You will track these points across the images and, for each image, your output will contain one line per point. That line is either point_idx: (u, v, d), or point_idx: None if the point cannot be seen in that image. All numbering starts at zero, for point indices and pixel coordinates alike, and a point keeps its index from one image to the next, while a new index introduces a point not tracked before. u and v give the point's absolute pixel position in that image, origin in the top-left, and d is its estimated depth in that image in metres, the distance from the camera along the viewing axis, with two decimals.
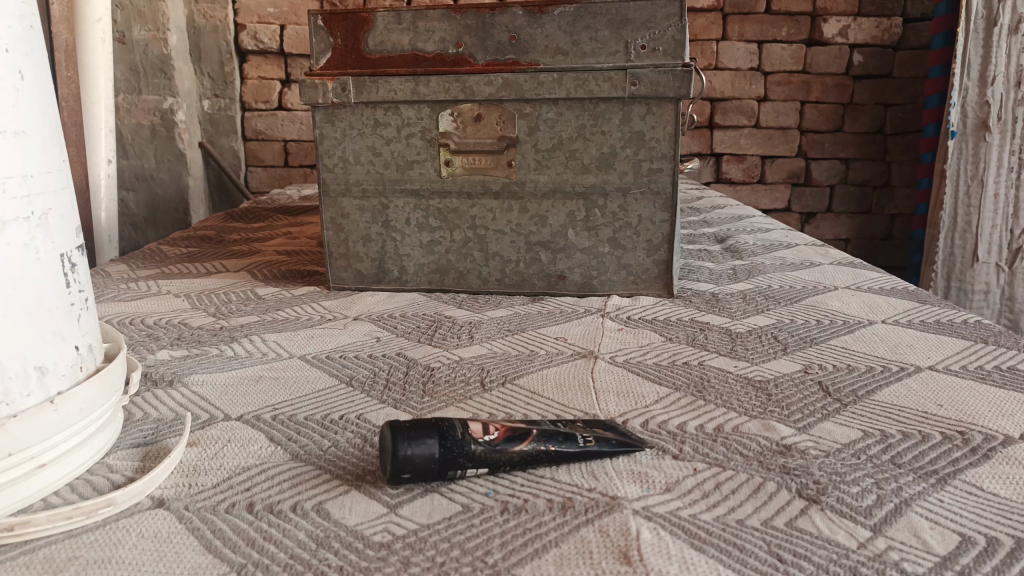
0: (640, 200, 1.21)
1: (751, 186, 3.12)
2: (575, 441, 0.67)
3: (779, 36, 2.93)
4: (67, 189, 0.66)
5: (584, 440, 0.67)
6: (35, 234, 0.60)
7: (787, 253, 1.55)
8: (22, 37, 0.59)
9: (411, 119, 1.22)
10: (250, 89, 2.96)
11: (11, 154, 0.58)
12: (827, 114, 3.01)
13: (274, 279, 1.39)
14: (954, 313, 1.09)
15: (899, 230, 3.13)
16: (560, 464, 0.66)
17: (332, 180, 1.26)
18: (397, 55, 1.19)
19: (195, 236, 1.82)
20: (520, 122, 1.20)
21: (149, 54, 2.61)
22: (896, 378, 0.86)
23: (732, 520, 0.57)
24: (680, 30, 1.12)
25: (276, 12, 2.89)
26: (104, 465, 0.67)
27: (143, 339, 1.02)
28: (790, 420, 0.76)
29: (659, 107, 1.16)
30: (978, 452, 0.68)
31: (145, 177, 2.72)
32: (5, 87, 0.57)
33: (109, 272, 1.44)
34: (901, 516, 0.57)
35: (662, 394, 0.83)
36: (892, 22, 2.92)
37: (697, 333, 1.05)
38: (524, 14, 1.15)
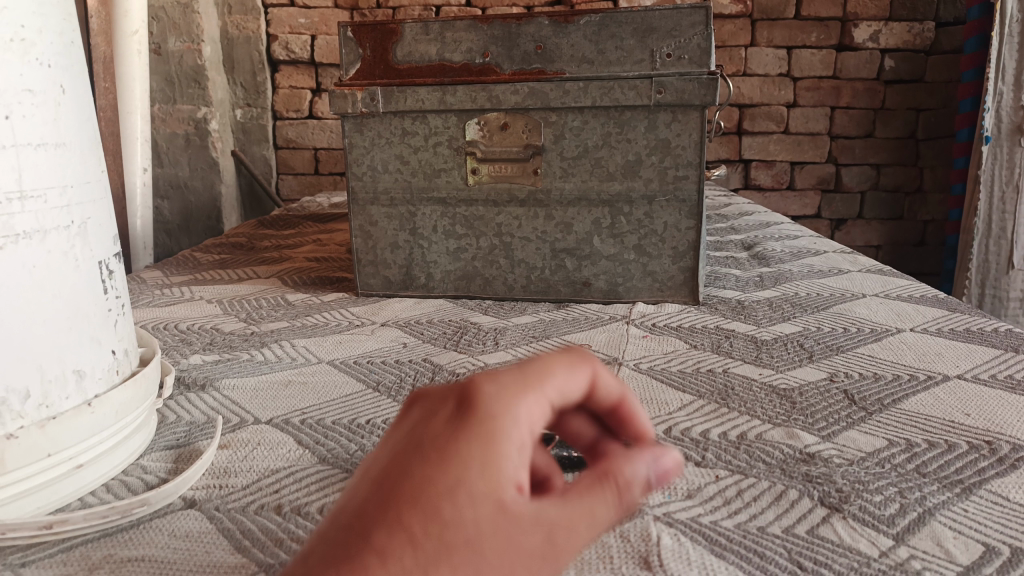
0: (666, 207, 1.21)
1: (780, 192, 3.10)
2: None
3: (809, 41, 2.92)
4: (105, 199, 0.69)
5: None
6: (74, 242, 0.62)
7: (816, 260, 1.53)
8: (63, 52, 0.62)
9: (439, 128, 1.23)
10: (282, 98, 3.01)
11: (51, 165, 0.60)
12: (858, 120, 2.98)
13: (304, 285, 1.41)
14: (985, 321, 1.08)
15: (932, 237, 3.08)
16: None
17: (361, 188, 1.28)
18: (424, 65, 1.21)
19: (228, 243, 1.85)
20: (545, 129, 1.21)
21: (183, 65, 2.67)
22: (923, 387, 0.85)
23: (753, 527, 0.58)
24: (706, 38, 1.13)
25: (307, 22, 2.93)
26: (138, 466, 0.70)
27: (177, 344, 1.05)
28: (814, 428, 0.76)
29: (684, 115, 1.16)
30: (1005, 462, 0.67)
31: (179, 185, 2.78)
32: (47, 100, 0.59)
33: (144, 278, 1.47)
34: (925, 525, 0.57)
35: (685, 401, 0.84)
36: (924, 26, 2.88)
37: (722, 341, 1.05)
38: (550, 23, 1.16)
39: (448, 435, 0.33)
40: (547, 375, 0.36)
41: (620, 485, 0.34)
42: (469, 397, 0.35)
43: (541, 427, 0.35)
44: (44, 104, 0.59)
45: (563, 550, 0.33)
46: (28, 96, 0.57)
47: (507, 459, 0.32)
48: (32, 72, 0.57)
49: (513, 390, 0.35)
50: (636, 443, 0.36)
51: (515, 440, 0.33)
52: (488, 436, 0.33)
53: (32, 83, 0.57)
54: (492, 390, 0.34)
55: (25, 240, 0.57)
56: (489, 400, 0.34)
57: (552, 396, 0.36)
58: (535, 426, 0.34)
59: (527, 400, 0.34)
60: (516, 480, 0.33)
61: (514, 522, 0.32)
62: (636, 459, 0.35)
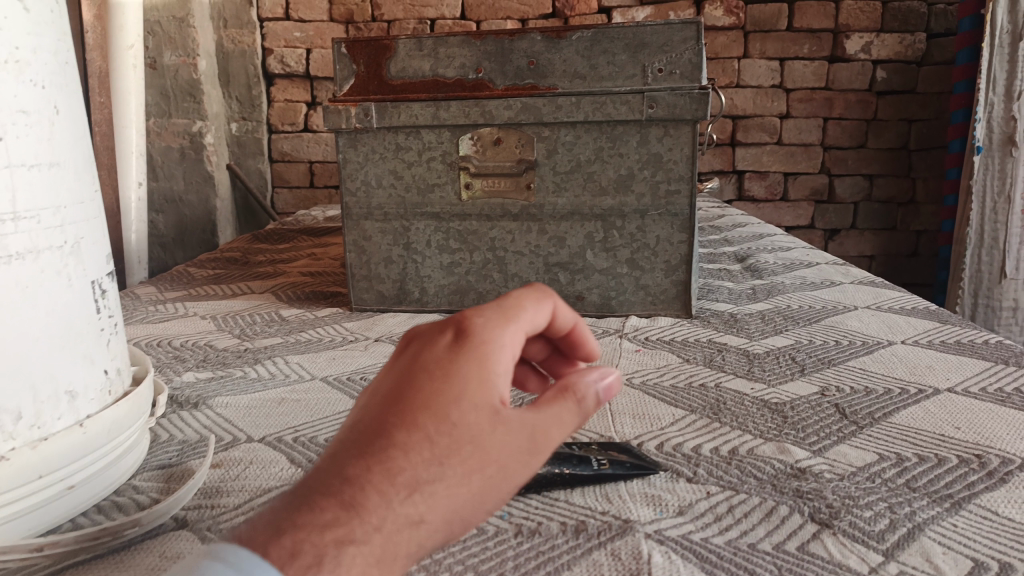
0: (658, 221, 1.21)
1: (773, 203, 3.11)
2: (589, 464, 0.68)
3: (801, 53, 2.94)
4: (99, 218, 0.69)
5: (598, 463, 0.68)
6: (68, 262, 0.63)
7: (809, 272, 1.54)
8: (57, 73, 0.62)
9: (432, 143, 1.24)
10: (277, 112, 3.01)
11: (46, 186, 0.60)
12: (851, 131, 3.00)
13: (298, 300, 1.41)
14: (976, 334, 1.09)
15: (926, 247, 3.09)
16: (574, 487, 0.67)
17: (355, 203, 1.29)
18: (418, 81, 1.22)
19: (223, 257, 1.86)
20: (538, 144, 1.21)
21: (179, 79, 2.68)
22: (914, 400, 0.86)
23: (743, 543, 0.58)
24: (697, 53, 1.14)
25: (302, 36, 2.94)
26: (131, 487, 0.70)
27: (170, 361, 1.05)
28: (805, 443, 0.76)
29: (676, 129, 1.17)
30: (995, 476, 0.68)
31: (175, 199, 2.78)
32: (41, 120, 0.60)
33: (138, 293, 1.48)
34: (914, 541, 0.58)
35: (678, 416, 0.84)
36: (916, 38, 2.90)
37: (714, 354, 1.05)
38: (543, 39, 1.16)
39: (445, 354, 0.39)
40: (521, 312, 0.43)
41: (586, 396, 0.41)
42: (456, 329, 0.41)
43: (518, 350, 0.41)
44: (38, 124, 0.59)
45: (542, 453, 0.39)
46: (22, 117, 0.58)
47: (496, 375, 0.39)
48: (26, 93, 0.58)
49: (494, 325, 0.41)
50: (590, 366, 0.43)
51: (500, 361, 0.40)
52: (480, 354, 0.39)
53: (26, 105, 0.58)
54: (476, 322, 0.41)
55: (19, 260, 0.58)
56: (475, 330, 0.41)
57: (525, 329, 0.43)
58: (514, 352, 0.41)
59: (508, 331, 0.41)
60: (502, 394, 0.39)
61: (504, 428, 0.38)
62: (588, 377, 0.42)
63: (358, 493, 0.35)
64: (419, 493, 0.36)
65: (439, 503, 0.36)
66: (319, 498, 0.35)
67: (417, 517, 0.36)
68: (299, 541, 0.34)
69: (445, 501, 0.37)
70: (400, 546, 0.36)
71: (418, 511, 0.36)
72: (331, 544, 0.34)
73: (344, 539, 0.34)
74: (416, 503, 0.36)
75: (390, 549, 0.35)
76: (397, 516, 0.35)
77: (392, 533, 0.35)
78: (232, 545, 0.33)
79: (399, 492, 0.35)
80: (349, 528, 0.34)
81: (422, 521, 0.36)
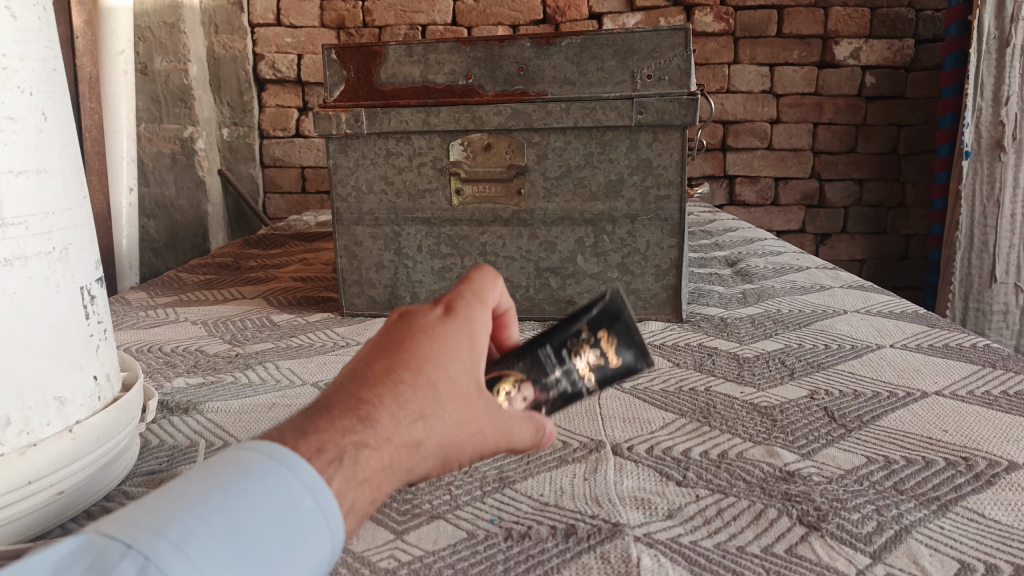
0: (648, 226, 1.22)
1: (764, 208, 3.13)
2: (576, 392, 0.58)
3: (791, 59, 2.96)
4: (87, 226, 0.69)
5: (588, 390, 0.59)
6: (56, 268, 0.62)
7: (798, 276, 1.55)
8: (45, 79, 0.62)
9: (423, 149, 1.25)
10: (268, 117, 3.00)
11: (31, 192, 0.60)
12: (841, 136, 3.02)
13: (288, 305, 1.41)
14: (963, 337, 1.09)
15: (915, 251, 3.11)
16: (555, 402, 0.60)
17: (345, 209, 1.29)
18: (408, 87, 1.22)
19: (214, 263, 1.85)
20: (528, 150, 1.22)
21: (170, 84, 2.68)
22: (902, 404, 0.86)
23: (732, 546, 0.58)
24: (685, 59, 1.15)
25: (294, 42, 2.94)
26: (120, 492, 0.70)
27: (161, 366, 1.05)
28: (794, 446, 0.76)
29: (665, 135, 1.18)
30: (981, 478, 0.68)
31: (166, 205, 2.78)
32: (28, 126, 0.59)
33: (129, 299, 1.47)
34: (901, 543, 0.58)
35: (667, 420, 0.84)
36: (904, 44, 2.92)
37: (704, 358, 1.06)
38: (532, 45, 1.17)
39: (445, 319, 0.48)
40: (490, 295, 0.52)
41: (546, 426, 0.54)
42: (451, 299, 0.50)
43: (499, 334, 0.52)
44: (25, 131, 0.59)
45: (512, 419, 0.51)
46: (9, 124, 0.58)
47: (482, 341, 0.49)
48: (13, 100, 0.58)
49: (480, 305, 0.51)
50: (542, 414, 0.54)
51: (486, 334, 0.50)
52: (474, 325, 0.49)
53: (13, 111, 0.58)
54: (470, 297, 0.51)
55: (6, 266, 0.57)
56: (470, 303, 0.50)
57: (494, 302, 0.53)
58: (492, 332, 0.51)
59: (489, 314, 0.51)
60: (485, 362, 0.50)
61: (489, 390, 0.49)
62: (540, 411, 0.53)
63: (375, 410, 0.44)
64: (419, 424, 0.45)
65: (434, 436, 0.46)
66: (342, 411, 0.43)
67: (417, 441, 0.45)
68: (324, 438, 0.42)
69: (438, 436, 0.46)
70: (397, 463, 0.45)
71: (416, 437, 0.45)
72: (350, 445, 0.42)
73: (362, 443, 0.43)
74: (418, 430, 0.45)
75: (391, 462, 0.44)
76: (403, 437, 0.44)
77: (395, 449, 0.44)
78: (271, 442, 0.42)
79: (407, 417, 0.44)
80: (364, 435, 0.43)
81: (416, 445, 0.45)
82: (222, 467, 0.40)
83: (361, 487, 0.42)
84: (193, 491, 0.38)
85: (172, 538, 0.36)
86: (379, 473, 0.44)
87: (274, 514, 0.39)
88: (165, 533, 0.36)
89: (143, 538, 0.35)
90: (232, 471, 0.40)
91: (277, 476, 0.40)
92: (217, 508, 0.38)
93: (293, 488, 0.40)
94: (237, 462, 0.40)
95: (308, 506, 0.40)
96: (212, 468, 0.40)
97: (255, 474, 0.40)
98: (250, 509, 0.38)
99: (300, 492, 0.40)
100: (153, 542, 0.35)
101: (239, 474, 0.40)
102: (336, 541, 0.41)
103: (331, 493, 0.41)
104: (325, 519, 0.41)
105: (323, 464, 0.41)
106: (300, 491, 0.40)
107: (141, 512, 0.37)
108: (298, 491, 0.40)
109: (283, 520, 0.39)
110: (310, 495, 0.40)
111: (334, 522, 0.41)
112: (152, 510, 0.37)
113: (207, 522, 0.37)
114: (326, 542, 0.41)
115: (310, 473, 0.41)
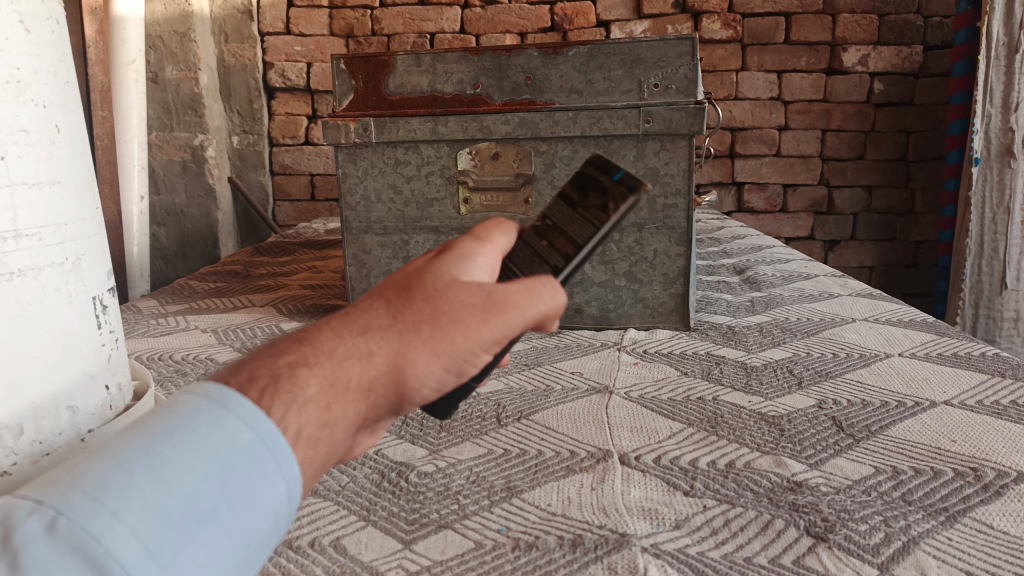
0: (655, 234, 1.22)
1: (773, 215, 3.13)
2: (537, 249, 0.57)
3: (799, 65, 2.95)
4: (99, 236, 0.70)
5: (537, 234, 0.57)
6: (68, 278, 0.63)
7: (806, 283, 1.55)
8: (57, 92, 0.63)
9: (431, 158, 1.25)
10: (277, 124, 3.02)
11: (45, 203, 0.61)
12: (849, 142, 3.01)
13: (298, 313, 1.42)
14: (972, 346, 1.09)
15: (925, 258, 3.10)
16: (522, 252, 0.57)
17: (354, 217, 1.29)
18: (417, 96, 1.23)
19: (223, 271, 1.86)
20: (536, 159, 1.22)
21: (180, 93, 2.70)
22: (910, 414, 0.86)
23: (739, 557, 0.58)
24: (692, 68, 1.15)
25: (303, 50, 2.96)
26: None
27: (171, 375, 1.05)
28: (802, 456, 0.76)
29: (673, 143, 1.18)
30: (990, 489, 0.68)
31: (176, 212, 2.80)
32: (41, 139, 0.60)
33: (139, 307, 1.48)
34: (909, 554, 0.58)
35: (675, 429, 0.84)
36: (912, 50, 2.91)
37: (712, 367, 1.06)
38: (539, 55, 1.18)
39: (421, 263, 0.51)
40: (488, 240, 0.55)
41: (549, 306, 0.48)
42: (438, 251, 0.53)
43: (486, 266, 0.53)
44: (39, 143, 0.60)
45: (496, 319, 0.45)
46: (23, 137, 0.58)
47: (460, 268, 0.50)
48: (27, 113, 0.59)
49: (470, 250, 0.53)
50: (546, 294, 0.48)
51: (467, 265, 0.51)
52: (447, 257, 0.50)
53: (27, 124, 0.59)
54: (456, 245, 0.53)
55: (19, 277, 0.58)
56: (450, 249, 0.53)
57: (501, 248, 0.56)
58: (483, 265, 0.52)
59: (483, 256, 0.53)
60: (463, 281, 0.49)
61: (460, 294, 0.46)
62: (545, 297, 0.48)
63: (319, 333, 0.44)
64: (369, 336, 0.44)
65: (388, 345, 0.44)
66: (287, 346, 0.44)
67: (366, 350, 0.44)
68: (256, 369, 0.42)
69: (392, 344, 0.44)
70: (348, 379, 0.43)
71: (364, 347, 0.44)
72: (285, 367, 0.42)
73: (297, 363, 0.42)
74: (366, 342, 0.44)
75: (336, 378, 0.42)
76: (346, 348, 0.44)
77: (340, 364, 0.43)
78: (212, 383, 0.41)
79: (353, 331, 0.45)
80: (301, 356, 0.43)
81: (370, 358, 0.44)
82: (153, 416, 0.39)
83: (304, 409, 0.41)
84: (117, 442, 0.38)
85: (87, 489, 0.35)
86: (327, 393, 0.42)
87: (207, 453, 0.38)
88: (79, 484, 0.35)
89: (58, 493, 0.35)
90: (162, 417, 0.39)
91: (209, 415, 0.39)
92: (142, 453, 0.37)
93: (225, 424, 0.39)
94: (170, 410, 0.40)
95: (246, 439, 0.39)
96: (145, 418, 0.40)
97: (185, 417, 0.39)
98: (176, 452, 0.37)
99: (233, 426, 0.39)
100: (67, 496, 0.35)
101: (169, 418, 0.39)
102: (287, 478, 0.40)
103: (272, 425, 0.40)
104: (267, 452, 0.40)
105: (257, 395, 0.41)
106: (232, 425, 0.39)
107: (64, 470, 0.37)
108: (233, 426, 0.39)
109: (216, 458, 0.38)
110: (246, 429, 0.39)
111: (279, 451, 0.40)
112: (75, 465, 0.37)
113: (127, 468, 0.36)
114: (274, 477, 0.40)
115: (244, 406, 0.40)
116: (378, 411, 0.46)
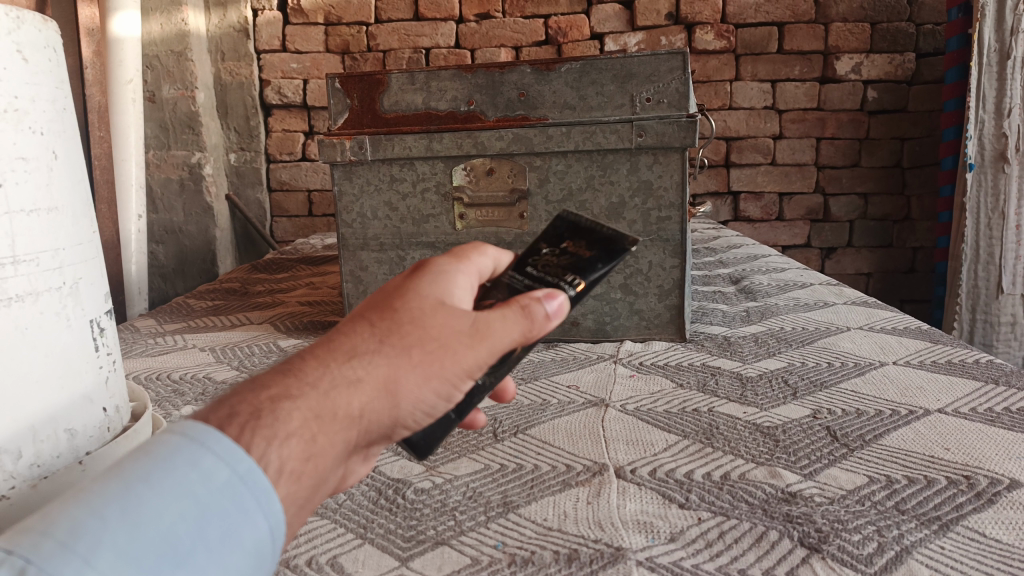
0: (650, 247, 1.23)
1: (769, 223, 3.13)
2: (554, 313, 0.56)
3: (792, 75, 2.97)
4: (96, 258, 0.70)
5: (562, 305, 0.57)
6: (66, 303, 0.64)
7: (801, 293, 1.56)
8: (55, 119, 0.64)
9: (426, 174, 1.26)
10: (275, 142, 3.04)
11: (44, 228, 0.61)
12: (844, 150, 3.03)
13: (295, 330, 1.42)
14: (966, 353, 1.10)
15: (922, 264, 3.10)
16: None
17: (351, 234, 1.30)
18: (411, 114, 1.24)
19: (221, 288, 1.87)
20: (530, 174, 1.23)
21: (178, 112, 2.72)
22: (904, 422, 0.86)
23: (733, 569, 0.59)
24: (683, 83, 1.16)
25: (299, 67, 2.98)
26: None
27: (169, 395, 1.06)
28: (796, 467, 0.77)
29: (665, 157, 1.19)
30: (983, 497, 0.69)
31: (174, 230, 2.81)
32: (39, 165, 0.61)
33: (138, 327, 1.49)
34: (902, 564, 0.59)
35: (670, 442, 0.85)
36: (905, 58, 2.94)
37: (708, 378, 1.06)
38: (532, 71, 1.19)
39: (401, 281, 0.50)
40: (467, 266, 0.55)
41: (541, 312, 0.50)
42: (412, 270, 0.52)
43: (469, 287, 0.52)
44: (37, 170, 0.61)
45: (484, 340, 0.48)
46: (22, 164, 0.59)
47: (445, 286, 0.50)
48: (25, 140, 0.60)
49: (448, 269, 0.52)
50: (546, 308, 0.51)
51: (452, 283, 0.51)
52: (427, 276, 0.50)
53: (25, 151, 0.59)
54: (429, 263, 0.52)
55: (18, 302, 0.59)
56: (426, 266, 0.52)
57: (476, 268, 0.56)
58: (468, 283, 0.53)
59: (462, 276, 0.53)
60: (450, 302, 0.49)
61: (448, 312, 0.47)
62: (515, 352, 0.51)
63: (301, 365, 0.44)
64: (356, 361, 0.44)
65: (378, 370, 0.44)
66: (269, 377, 0.43)
67: (354, 376, 0.43)
68: (237, 403, 0.42)
69: (383, 367, 0.44)
70: (336, 409, 0.43)
71: (355, 373, 0.44)
72: (267, 401, 0.41)
73: (279, 397, 0.42)
74: (355, 369, 0.44)
75: (323, 410, 0.42)
76: (332, 375, 0.43)
77: (327, 393, 0.42)
78: (193, 423, 0.41)
79: (337, 359, 0.44)
80: (284, 389, 0.42)
81: (360, 384, 0.44)
82: (127, 460, 0.39)
83: (288, 444, 0.41)
84: (90, 486, 0.38)
85: (59, 537, 0.35)
86: (312, 425, 0.42)
87: (182, 495, 0.38)
88: (54, 533, 0.35)
89: (27, 543, 0.34)
90: (139, 458, 0.39)
91: (187, 455, 0.39)
92: (117, 497, 0.37)
93: (204, 463, 0.39)
94: (143, 453, 0.40)
95: (224, 479, 0.39)
96: (120, 462, 0.39)
97: (162, 458, 0.39)
98: (152, 495, 0.38)
99: (212, 464, 0.39)
100: (37, 545, 0.34)
101: (145, 459, 0.39)
102: (269, 516, 0.41)
103: (252, 462, 0.40)
104: (246, 490, 0.40)
105: (237, 431, 0.41)
106: (211, 464, 0.39)
107: (37, 518, 0.36)
108: (211, 465, 0.39)
109: (191, 499, 0.38)
110: (224, 469, 0.39)
111: (258, 488, 0.40)
112: (50, 512, 0.36)
113: (100, 513, 0.36)
114: (254, 517, 0.40)
115: (222, 444, 0.40)
116: (370, 436, 0.46)
